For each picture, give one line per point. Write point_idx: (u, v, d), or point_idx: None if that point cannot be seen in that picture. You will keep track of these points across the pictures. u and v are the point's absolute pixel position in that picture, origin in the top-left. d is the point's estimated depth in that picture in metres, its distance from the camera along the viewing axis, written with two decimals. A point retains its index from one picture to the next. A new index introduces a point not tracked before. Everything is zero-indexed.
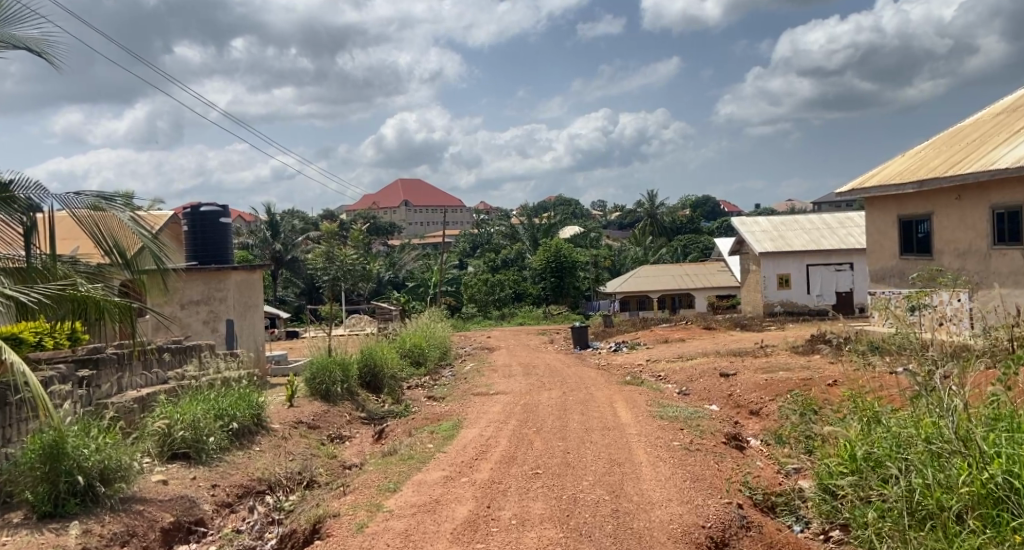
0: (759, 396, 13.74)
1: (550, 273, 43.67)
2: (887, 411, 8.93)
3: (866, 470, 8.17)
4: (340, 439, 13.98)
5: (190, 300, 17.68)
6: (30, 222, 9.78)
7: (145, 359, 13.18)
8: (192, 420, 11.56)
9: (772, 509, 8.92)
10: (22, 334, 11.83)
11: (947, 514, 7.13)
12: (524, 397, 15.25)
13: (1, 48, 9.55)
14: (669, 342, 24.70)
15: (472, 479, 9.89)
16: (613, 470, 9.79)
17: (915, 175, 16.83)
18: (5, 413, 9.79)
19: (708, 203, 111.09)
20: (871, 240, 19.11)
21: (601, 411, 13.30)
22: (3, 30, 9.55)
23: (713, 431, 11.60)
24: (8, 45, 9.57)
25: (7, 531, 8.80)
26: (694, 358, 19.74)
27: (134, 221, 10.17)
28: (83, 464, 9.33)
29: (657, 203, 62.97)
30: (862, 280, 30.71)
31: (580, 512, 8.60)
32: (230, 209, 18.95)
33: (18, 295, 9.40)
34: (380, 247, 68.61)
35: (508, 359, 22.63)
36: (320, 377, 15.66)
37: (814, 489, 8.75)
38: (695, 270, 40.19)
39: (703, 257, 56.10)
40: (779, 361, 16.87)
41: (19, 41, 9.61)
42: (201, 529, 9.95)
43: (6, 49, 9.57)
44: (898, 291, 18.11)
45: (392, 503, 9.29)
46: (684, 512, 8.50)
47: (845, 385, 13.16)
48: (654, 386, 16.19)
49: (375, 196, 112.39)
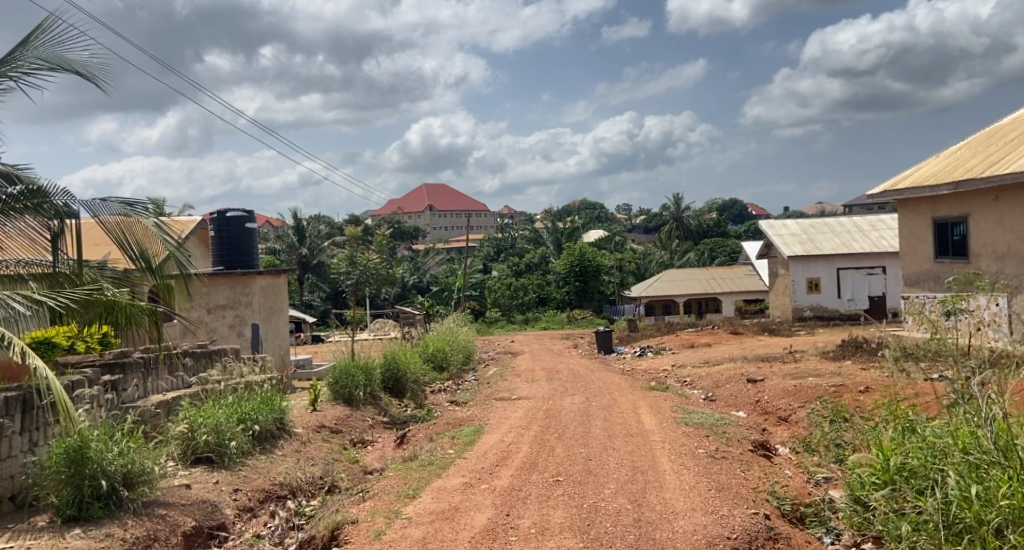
0: (788, 403, 13.42)
1: (574, 277, 44.11)
2: (922, 419, 8.63)
3: (899, 481, 7.83)
4: (362, 443, 13.82)
5: (216, 304, 17.60)
6: (59, 229, 9.73)
7: (171, 363, 13.09)
8: (215, 424, 11.39)
9: (801, 520, 8.62)
10: (55, 339, 12.31)
11: (985, 529, 6.81)
12: (547, 402, 15.04)
13: (45, 69, 9.48)
14: (695, 346, 24.40)
15: (492, 486, 9.66)
16: (636, 478, 9.54)
17: (951, 176, 16.43)
18: (33, 415, 9.64)
19: (735, 206, 110.13)
20: (904, 243, 18.69)
21: (624, 417, 13.02)
22: (46, 51, 9.47)
23: (740, 439, 11.32)
24: (49, 61, 9.48)
25: (29, 534, 8.70)
26: (721, 363, 19.40)
27: (159, 227, 10.00)
28: (106, 468, 9.20)
29: (683, 207, 62.65)
30: (895, 284, 30.10)
31: (602, 522, 8.35)
32: (256, 214, 18.78)
33: (46, 300, 9.29)
34: (405, 252, 68.75)
35: (531, 364, 22.43)
36: (342, 382, 15.50)
37: (845, 500, 8.38)
38: (722, 275, 39.72)
39: (729, 261, 55.67)
40: (809, 367, 16.48)
41: (62, 62, 9.50)
42: (222, 534, 9.81)
43: (46, 65, 9.49)
44: (932, 295, 17.69)
45: (411, 510, 9.07)
46: (708, 522, 8.22)
47: (878, 393, 12.80)
48: (679, 392, 15.92)
49: (401, 201, 112.69)
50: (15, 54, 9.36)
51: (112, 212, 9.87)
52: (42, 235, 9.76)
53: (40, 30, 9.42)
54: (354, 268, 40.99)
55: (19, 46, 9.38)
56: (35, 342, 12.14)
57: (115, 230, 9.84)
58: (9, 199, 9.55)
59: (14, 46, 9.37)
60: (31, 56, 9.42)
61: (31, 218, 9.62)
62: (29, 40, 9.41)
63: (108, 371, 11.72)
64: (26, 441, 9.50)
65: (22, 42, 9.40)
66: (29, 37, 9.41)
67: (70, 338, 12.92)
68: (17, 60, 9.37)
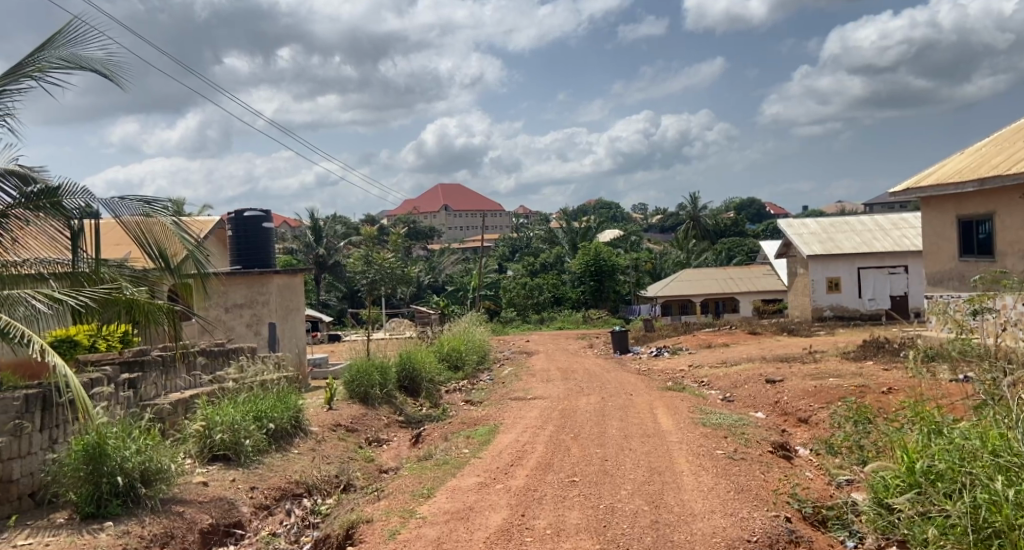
0: (809, 404, 13.21)
1: (589, 277, 43.93)
2: (948, 421, 8.45)
3: (926, 484, 7.64)
4: (378, 443, 13.71)
5: (234, 304, 17.57)
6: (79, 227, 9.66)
7: (189, 362, 13.00)
8: (232, 423, 11.30)
9: (823, 523, 8.40)
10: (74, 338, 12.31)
11: (1017, 533, 6.66)
12: (563, 401, 14.91)
13: (68, 69, 9.38)
14: (713, 346, 24.17)
15: (507, 486, 9.52)
16: (653, 479, 9.39)
17: (976, 174, 16.18)
18: (53, 413, 9.56)
19: (753, 206, 109.61)
20: (927, 242, 18.41)
21: (641, 417, 12.85)
22: (68, 50, 9.37)
23: (759, 440, 11.15)
24: (68, 61, 9.38)
25: (47, 531, 8.63)
26: (739, 363, 19.18)
27: (178, 226, 9.93)
28: (124, 465, 9.11)
29: (700, 206, 62.29)
30: (917, 283, 29.72)
31: (618, 523, 8.20)
32: (274, 213, 18.70)
33: (65, 299, 9.23)
34: (420, 253, 68.75)
35: (547, 364, 22.27)
36: (358, 381, 15.37)
37: (868, 503, 8.17)
38: (740, 275, 39.42)
39: (747, 261, 55.32)
40: (830, 368, 16.21)
41: (84, 61, 9.42)
42: (238, 532, 9.72)
43: (66, 66, 9.38)
44: (956, 295, 17.42)
45: (426, 510, 8.95)
46: (728, 525, 8.05)
47: (902, 394, 12.58)
48: (697, 392, 15.73)
49: (416, 201, 112.75)
50: (35, 54, 9.29)
51: (132, 212, 9.76)
52: (63, 234, 9.71)
53: (63, 33, 9.35)
54: (369, 268, 40.99)
55: (40, 46, 9.31)
56: (57, 340, 12.58)
57: (135, 229, 9.73)
58: (27, 199, 9.47)
59: (37, 46, 9.30)
60: (51, 56, 9.33)
61: (53, 217, 9.56)
62: (51, 41, 9.33)
63: (127, 369, 11.63)
64: (45, 439, 9.42)
65: (44, 43, 9.32)
66: (51, 38, 9.33)
67: (92, 336, 13.19)
68: (37, 60, 9.30)
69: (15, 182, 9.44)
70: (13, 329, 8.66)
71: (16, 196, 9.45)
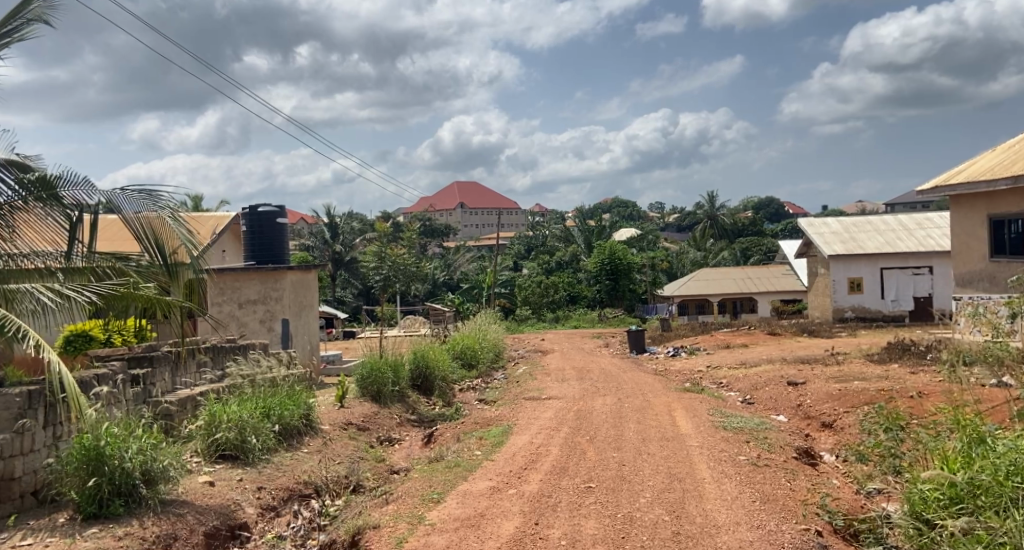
0: (833, 407, 12.80)
1: (605, 275, 43.40)
2: (992, 430, 8.00)
3: (969, 499, 7.24)
4: (389, 442, 13.39)
5: (247, 299, 17.24)
6: (78, 219, 9.20)
7: (197, 359, 12.74)
8: (239, 421, 10.95)
9: (855, 537, 7.98)
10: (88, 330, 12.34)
11: None
12: (578, 401, 14.55)
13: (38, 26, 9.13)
14: (731, 347, 23.72)
15: (520, 491, 9.17)
16: (673, 486, 9.00)
17: (1009, 171, 15.68)
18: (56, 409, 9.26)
19: (772, 205, 108.68)
20: (955, 241, 17.89)
21: (659, 419, 12.49)
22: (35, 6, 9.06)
23: (783, 445, 10.74)
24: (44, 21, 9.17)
25: (47, 533, 8.30)
26: (759, 365, 18.75)
27: (177, 221, 9.56)
28: (125, 465, 8.75)
29: (719, 205, 61.79)
30: (943, 285, 29.06)
31: (638, 534, 7.81)
32: (287, 209, 18.39)
33: (70, 293, 8.98)
34: (436, 249, 68.58)
35: (562, 363, 21.65)
36: (371, 378, 14.98)
37: (903, 514, 7.71)
38: (758, 275, 38.88)
39: (766, 260, 54.79)
40: (853, 370, 15.76)
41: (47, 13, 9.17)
42: (244, 534, 9.41)
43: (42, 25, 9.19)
44: (987, 296, 16.93)
45: (435, 516, 8.59)
46: (755, 538, 7.65)
47: (933, 397, 12.14)
48: (716, 394, 15.33)
49: (433, 197, 112.62)
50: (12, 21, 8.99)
51: (135, 204, 9.40)
52: (61, 228, 9.23)
53: None
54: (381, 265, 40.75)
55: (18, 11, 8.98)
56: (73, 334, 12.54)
57: (136, 223, 9.27)
58: (24, 189, 9.09)
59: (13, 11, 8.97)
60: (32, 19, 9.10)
61: (54, 209, 9.14)
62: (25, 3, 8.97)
63: (135, 364, 11.31)
64: (48, 435, 9.12)
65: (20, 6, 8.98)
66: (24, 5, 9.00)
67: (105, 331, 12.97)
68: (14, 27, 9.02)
69: (13, 172, 9.13)
70: (8, 324, 8.38)
71: (14, 187, 9.08)
